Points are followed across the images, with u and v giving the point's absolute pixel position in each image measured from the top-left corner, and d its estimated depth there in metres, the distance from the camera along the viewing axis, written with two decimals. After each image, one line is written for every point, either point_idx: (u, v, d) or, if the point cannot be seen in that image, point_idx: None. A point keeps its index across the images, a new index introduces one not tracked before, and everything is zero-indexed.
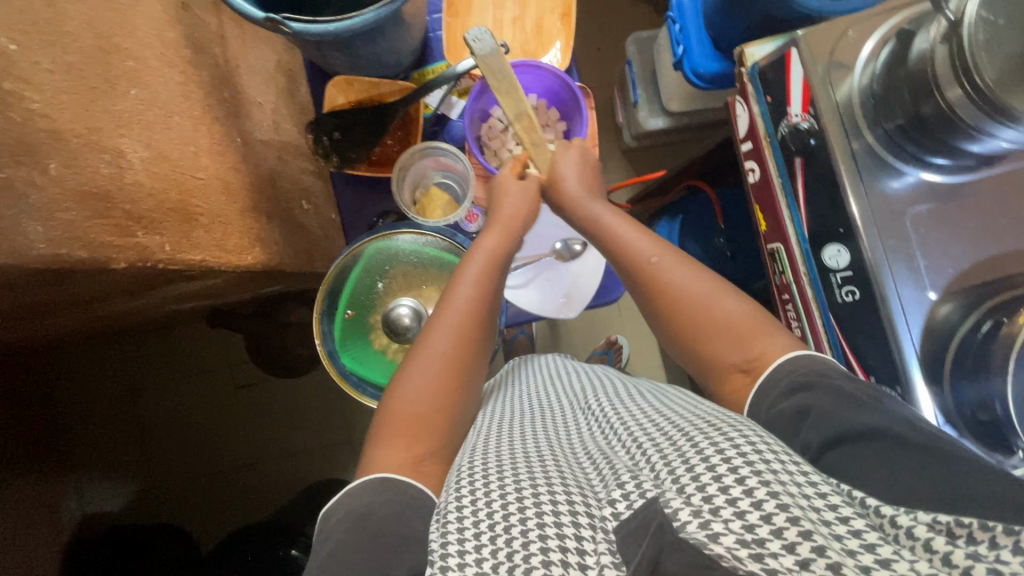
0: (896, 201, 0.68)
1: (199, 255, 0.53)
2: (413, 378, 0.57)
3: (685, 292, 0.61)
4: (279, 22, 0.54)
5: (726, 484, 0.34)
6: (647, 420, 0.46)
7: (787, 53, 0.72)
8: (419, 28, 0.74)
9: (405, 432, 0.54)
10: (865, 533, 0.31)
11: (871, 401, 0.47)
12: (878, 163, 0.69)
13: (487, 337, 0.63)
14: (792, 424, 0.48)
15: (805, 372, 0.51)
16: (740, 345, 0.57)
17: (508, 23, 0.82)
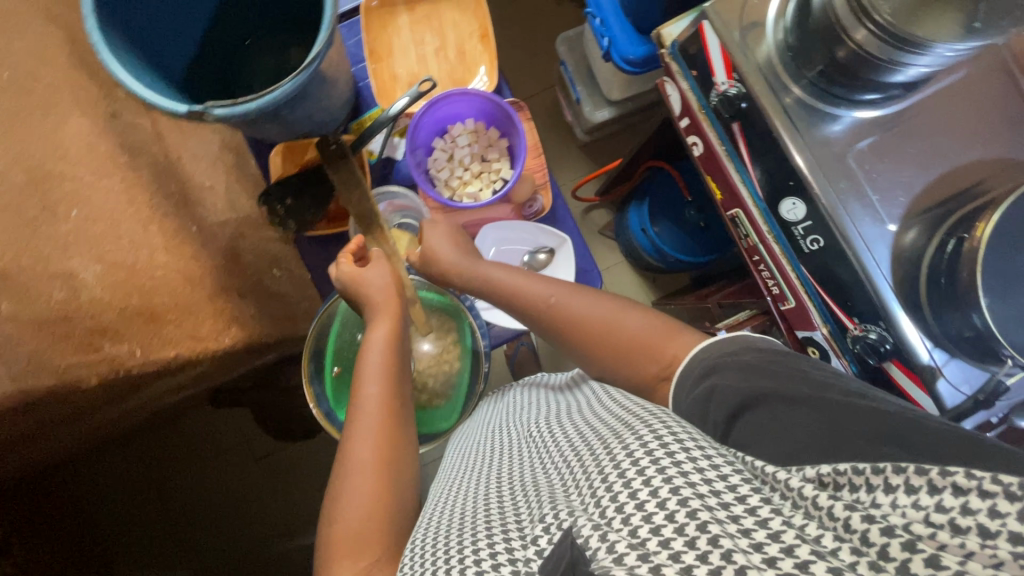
0: (837, 144, 0.69)
1: (172, 351, 0.59)
2: (337, 487, 0.55)
3: (588, 320, 0.64)
4: (204, 111, 0.56)
5: (641, 500, 0.36)
6: (575, 449, 0.47)
7: (699, 28, 0.74)
8: (345, 80, 0.76)
9: (344, 540, 0.50)
10: (771, 521, 0.32)
11: (761, 370, 0.49)
12: (809, 113, 0.70)
13: (408, 419, 0.62)
14: (699, 410, 0.50)
15: (712, 358, 0.53)
16: (651, 354, 0.59)
17: (431, 57, 0.84)
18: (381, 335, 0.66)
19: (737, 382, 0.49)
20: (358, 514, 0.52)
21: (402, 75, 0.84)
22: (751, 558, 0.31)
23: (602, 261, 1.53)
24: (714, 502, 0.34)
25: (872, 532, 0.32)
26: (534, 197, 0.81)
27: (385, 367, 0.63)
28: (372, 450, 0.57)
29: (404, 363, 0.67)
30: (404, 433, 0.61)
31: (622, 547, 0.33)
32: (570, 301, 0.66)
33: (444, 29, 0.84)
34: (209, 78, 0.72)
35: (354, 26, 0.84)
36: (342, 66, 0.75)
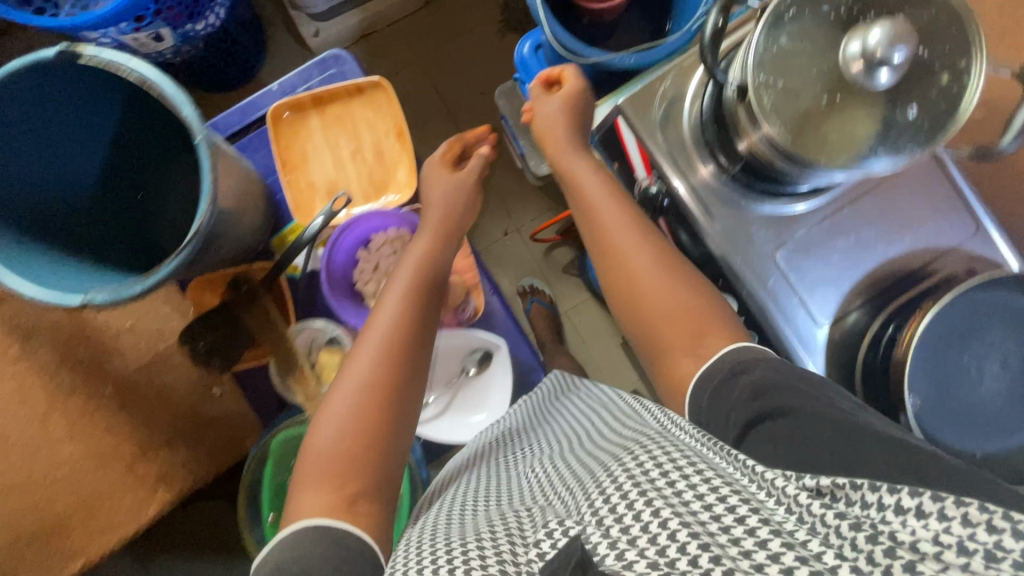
0: (765, 241, 0.65)
1: (88, 555, 0.66)
2: (329, 408, 0.58)
3: (640, 272, 0.65)
4: (86, 301, 0.53)
5: (641, 514, 0.34)
6: (579, 469, 0.45)
7: (615, 122, 0.71)
8: (254, 202, 0.73)
9: (331, 471, 0.54)
10: (772, 542, 0.30)
11: (794, 388, 0.47)
12: (731, 208, 0.66)
13: (429, 328, 0.65)
14: (724, 396, 0.52)
15: (745, 359, 0.53)
16: (681, 325, 0.61)
17: (348, 161, 0.80)
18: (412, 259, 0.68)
19: (766, 377, 0.50)
20: (343, 449, 0.55)
21: (320, 183, 0.80)
22: (740, 564, 0.30)
23: (570, 301, 1.52)
24: (720, 533, 0.32)
25: (878, 553, 0.29)
26: (467, 300, 0.79)
27: (410, 291, 0.66)
28: (373, 374, 0.60)
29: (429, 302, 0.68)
30: (417, 365, 0.63)
31: (630, 559, 0.32)
32: (633, 245, 0.67)
33: (358, 130, 0.80)
34: (113, 237, 0.68)
35: (264, 135, 0.80)
36: (248, 189, 0.72)
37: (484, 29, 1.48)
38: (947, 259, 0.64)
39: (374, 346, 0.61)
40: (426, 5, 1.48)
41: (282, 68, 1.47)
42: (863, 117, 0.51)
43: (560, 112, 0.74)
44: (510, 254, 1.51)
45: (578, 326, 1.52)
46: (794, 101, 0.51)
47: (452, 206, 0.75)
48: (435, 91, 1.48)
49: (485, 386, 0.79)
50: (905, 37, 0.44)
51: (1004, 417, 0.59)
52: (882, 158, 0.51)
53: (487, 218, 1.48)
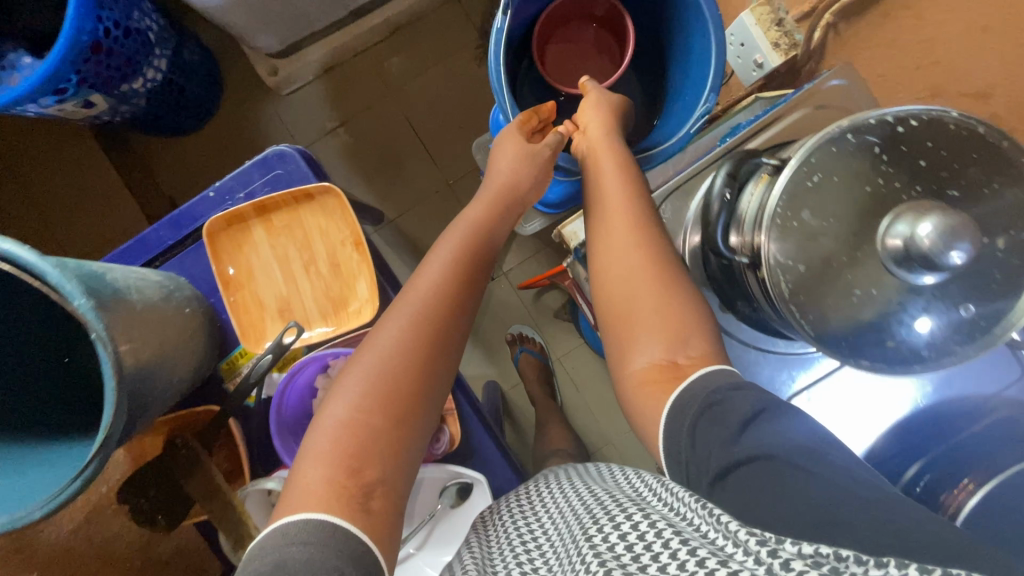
0: (780, 390, 0.58)
1: None
2: (346, 378, 0.52)
3: (634, 258, 0.55)
4: None
5: None
6: (568, 538, 0.46)
7: None
8: (190, 338, 0.64)
9: (342, 449, 0.48)
10: None
11: (801, 448, 0.39)
12: (741, 353, 0.58)
13: (469, 310, 0.59)
14: (707, 433, 0.43)
15: (733, 383, 0.46)
16: (662, 333, 0.51)
17: (301, 274, 0.71)
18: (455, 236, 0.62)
19: (753, 407, 0.43)
20: (354, 428, 0.49)
21: (270, 301, 0.71)
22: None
23: (562, 347, 1.43)
24: None
25: None
26: (441, 429, 0.71)
27: (451, 260, 0.60)
28: (402, 342, 0.54)
29: (473, 283, 0.61)
30: (451, 345, 0.57)
31: None
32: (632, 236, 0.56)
33: (310, 239, 0.71)
34: (42, 405, 0.58)
35: (201, 248, 0.70)
36: (183, 329, 0.63)
37: (459, 57, 1.35)
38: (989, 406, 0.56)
39: (409, 313, 0.56)
40: (394, 32, 1.34)
41: (238, 107, 1.33)
42: (900, 294, 0.41)
43: (602, 122, 0.66)
44: (497, 301, 1.42)
45: (571, 374, 1.43)
46: (820, 289, 0.41)
47: (521, 178, 0.69)
48: (409, 127, 1.36)
49: (460, 523, 0.70)
50: (962, 230, 0.35)
51: None
52: (925, 315, 0.41)
53: None
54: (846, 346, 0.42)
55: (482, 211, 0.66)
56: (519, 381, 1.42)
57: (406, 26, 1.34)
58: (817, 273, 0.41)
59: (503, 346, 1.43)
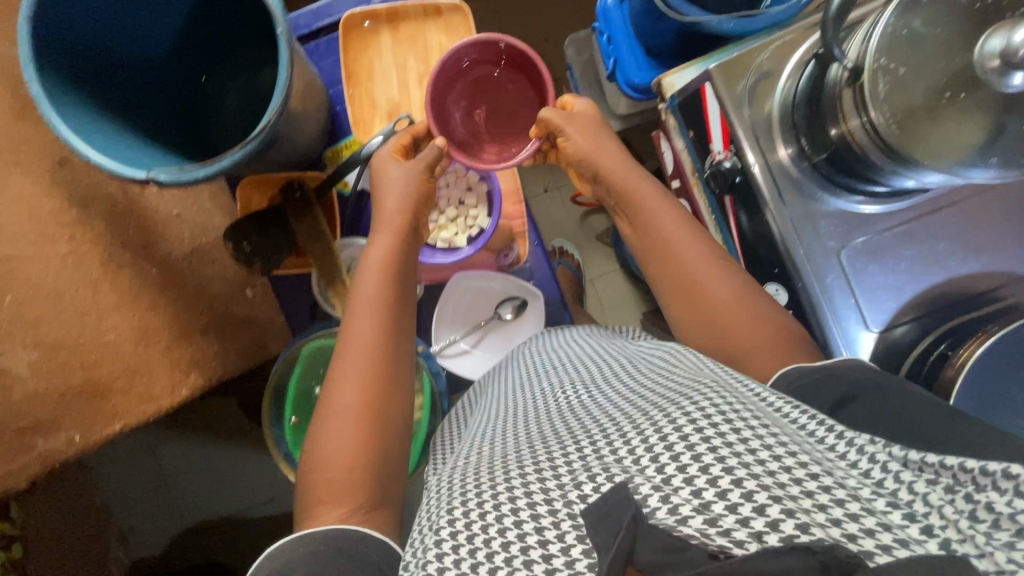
0: (829, 238, 0.64)
1: (119, 424, 0.66)
2: (329, 417, 0.56)
3: (676, 251, 0.63)
4: (149, 177, 0.53)
5: (696, 449, 0.37)
6: (619, 409, 0.47)
7: (701, 87, 0.68)
8: (314, 108, 0.71)
9: (339, 486, 0.53)
10: (835, 490, 0.32)
11: (890, 399, 0.46)
12: (802, 193, 0.64)
13: (404, 333, 0.61)
14: (808, 392, 0.50)
15: (841, 361, 0.52)
16: (688, 290, 0.62)
17: (414, 83, 0.78)
18: (377, 257, 0.63)
19: (852, 377, 0.49)
20: (345, 462, 0.54)
21: (382, 103, 0.78)
22: (828, 531, 0.30)
23: (598, 269, 1.50)
24: (759, 469, 0.34)
25: (929, 494, 0.31)
26: (510, 246, 0.78)
27: (378, 300, 0.60)
28: (363, 384, 0.57)
29: (404, 300, 0.63)
30: (397, 351, 0.60)
31: (685, 510, 0.34)
32: (677, 231, 0.64)
33: (429, 53, 0.78)
34: (174, 112, 0.69)
35: (333, 42, 0.78)
36: (314, 96, 0.70)
37: None
38: (1008, 291, 0.63)
39: (360, 352, 0.58)
40: None
41: None
42: (980, 113, 0.47)
43: (636, 186, 0.67)
44: (547, 212, 1.48)
45: (601, 295, 1.49)
46: (906, 93, 0.48)
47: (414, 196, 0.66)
48: None
49: (517, 333, 0.79)
50: None
51: None
52: (983, 172, 0.48)
53: (529, 170, 1.45)
54: (924, 152, 0.48)
55: (386, 249, 0.64)
56: None
57: None
58: (907, 109, 0.48)
59: None
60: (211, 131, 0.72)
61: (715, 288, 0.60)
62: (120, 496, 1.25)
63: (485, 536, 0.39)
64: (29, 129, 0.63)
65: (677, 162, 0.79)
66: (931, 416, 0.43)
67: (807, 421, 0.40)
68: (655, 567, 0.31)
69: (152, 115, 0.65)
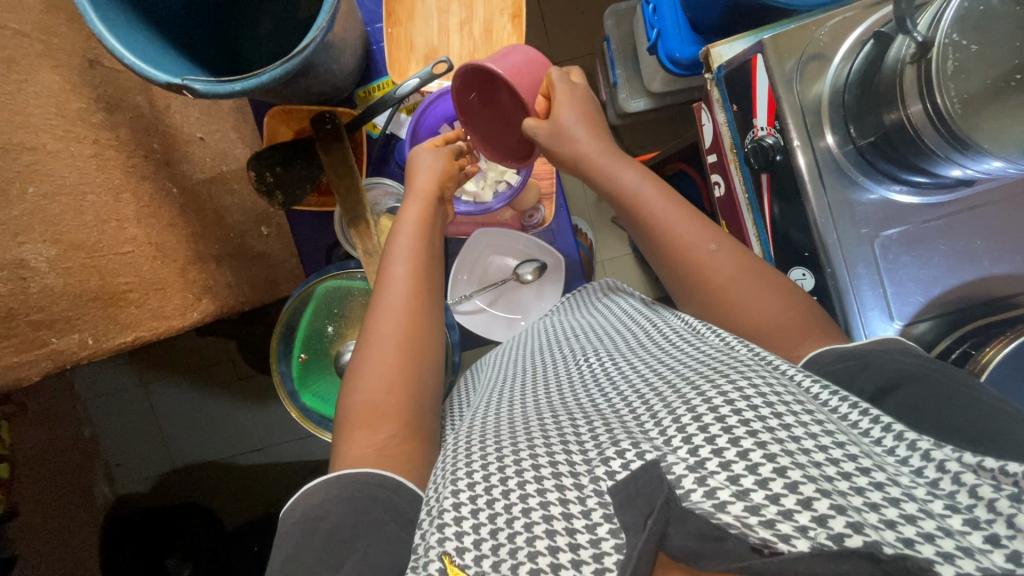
0: (865, 225, 0.63)
1: (131, 335, 0.60)
2: (361, 365, 0.54)
3: (681, 238, 0.62)
4: (184, 85, 0.52)
5: (730, 425, 0.33)
6: (643, 379, 0.44)
7: (751, 59, 0.66)
8: (353, 42, 0.69)
9: (363, 424, 0.50)
10: (890, 487, 0.29)
11: (940, 388, 0.43)
12: (845, 176, 0.63)
13: (437, 293, 0.60)
14: (844, 377, 0.47)
15: (877, 346, 0.49)
16: (700, 279, 0.60)
17: (455, 29, 0.76)
18: (411, 219, 0.62)
19: (896, 364, 0.46)
20: (376, 400, 0.51)
21: (420, 47, 0.76)
22: (883, 535, 0.26)
23: (609, 251, 1.49)
24: (805, 459, 0.30)
25: (1001, 501, 0.27)
26: (536, 207, 0.77)
27: (413, 254, 0.60)
28: (393, 339, 0.55)
29: (434, 253, 0.63)
30: (434, 312, 0.59)
31: (724, 494, 0.30)
32: (673, 216, 0.63)
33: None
34: (209, 27, 0.67)
35: None
36: (353, 28, 0.68)
37: None
38: None
39: (393, 308, 0.57)
40: None
41: None
42: None
43: (632, 180, 0.65)
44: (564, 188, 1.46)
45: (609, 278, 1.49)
46: (975, 74, 0.46)
47: (443, 172, 0.66)
48: None
49: (536, 290, 0.79)
50: None
51: None
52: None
53: None
54: (984, 136, 0.47)
55: (415, 215, 0.63)
56: None
57: None
58: (971, 93, 0.47)
59: None
60: (243, 53, 0.70)
61: (714, 272, 0.59)
62: (109, 428, 1.25)
63: (501, 501, 0.35)
64: (64, 26, 0.60)
65: (716, 135, 0.78)
66: (981, 404, 0.40)
67: (849, 412, 0.37)
68: (689, 555, 0.28)
69: (186, 27, 0.64)
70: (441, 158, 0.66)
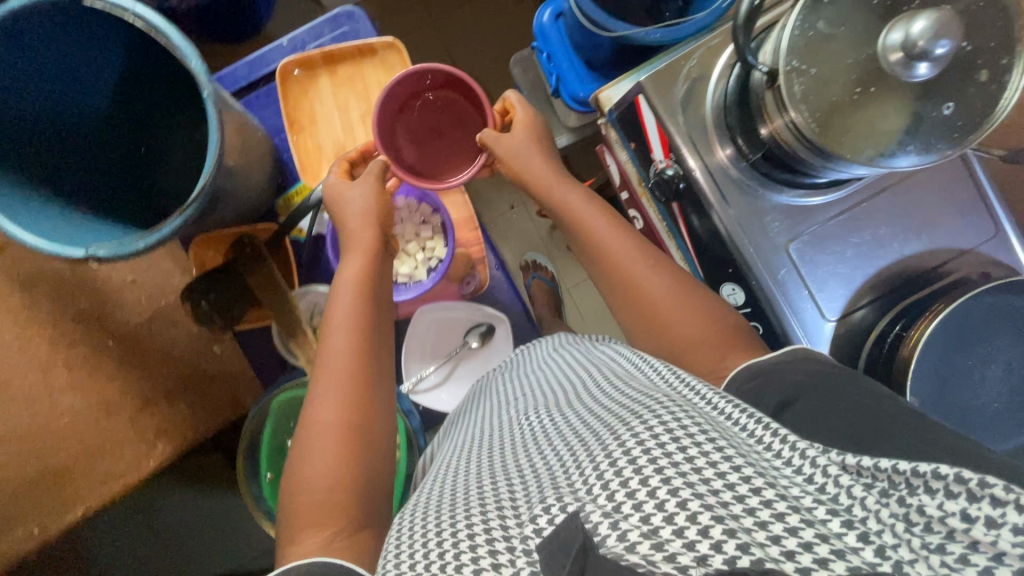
0: (776, 236, 0.65)
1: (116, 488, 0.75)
2: (307, 439, 0.53)
3: (612, 251, 0.64)
4: (89, 255, 0.52)
5: (641, 468, 0.34)
6: (574, 428, 0.44)
7: (635, 99, 0.69)
8: (258, 161, 0.71)
9: (319, 506, 0.49)
10: (777, 501, 0.31)
11: (846, 395, 0.45)
12: (745, 191, 0.65)
13: (383, 344, 0.60)
14: (755, 394, 0.50)
15: (792, 354, 0.51)
16: (636, 316, 0.62)
17: (357, 123, 0.79)
18: (352, 269, 0.62)
19: (797, 376, 0.48)
20: (326, 478, 0.50)
21: (328, 147, 0.78)
22: (769, 552, 0.28)
23: (572, 278, 1.50)
24: (704, 488, 0.32)
25: (868, 499, 0.31)
26: (472, 274, 0.78)
27: (358, 309, 0.60)
28: (341, 403, 0.54)
29: (379, 303, 0.63)
30: (372, 378, 0.57)
31: (633, 537, 0.30)
32: (605, 228, 0.65)
33: (368, 92, 0.78)
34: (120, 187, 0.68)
35: (272, 93, 0.79)
36: (255, 149, 0.70)
37: None
38: (962, 262, 0.64)
39: (336, 374, 0.56)
40: None
41: (288, 20, 1.37)
42: (894, 110, 0.49)
43: None
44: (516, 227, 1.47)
45: (579, 304, 1.50)
46: (820, 95, 0.50)
47: (374, 211, 0.66)
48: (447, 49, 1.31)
49: (487, 359, 0.79)
50: (951, 24, 0.42)
51: (1007, 416, 0.59)
52: (904, 159, 0.50)
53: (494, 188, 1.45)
54: (842, 148, 0.50)
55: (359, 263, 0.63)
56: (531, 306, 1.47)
57: None
58: (825, 108, 0.50)
59: (517, 272, 1.49)
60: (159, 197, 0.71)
61: (650, 287, 0.61)
62: None
63: None
64: None
65: (624, 172, 0.81)
66: (883, 414, 0.43)
67: (753, 427, 0.39)
68: None
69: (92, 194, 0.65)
70: (374, 197, 0.66)
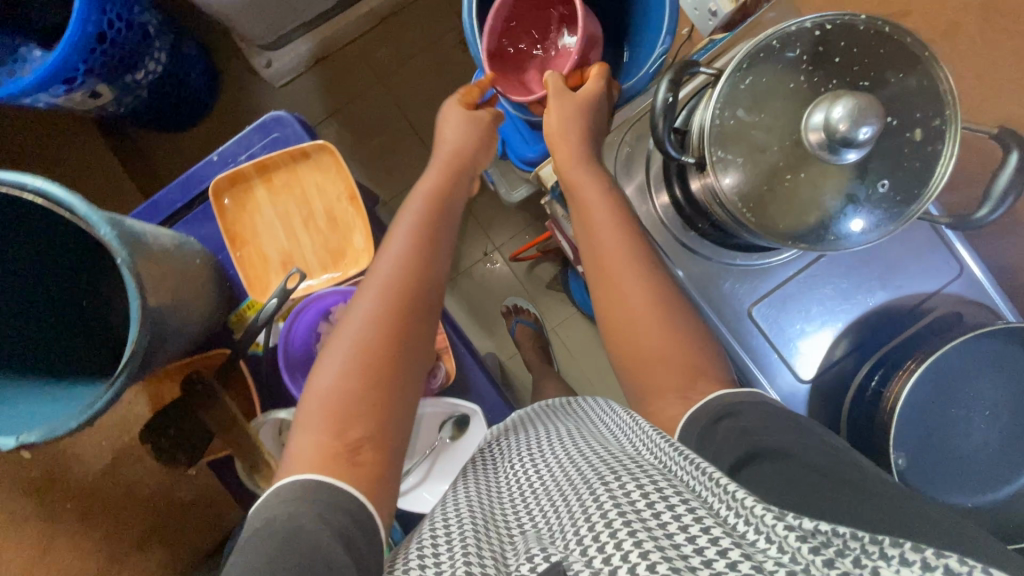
0: (738, 302, 0.63)
1: None
2: (331, 347, 0.53)
3: (607, 228, 0.60)
4: (19, 444, 0.50)
5: (615, 528, 0.32)
6: (555, 485, 0.42)
7: None
8: (200, 288, 0.69)
9: (329, 412, 0.48)
10: (741, 564, 0.28)
11: (810, 450, 0.40)
12: (701, 261, 0.63)
13: (434, 282, 0.59)
14: (712, 446, 0.44)
15: (738, 399, 0.47)
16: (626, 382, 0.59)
17: (301, 228, 0.77)
18: (422, 194, 0.64)
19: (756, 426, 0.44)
20: (338, 389, 0.49)
21: (273, 256, 0.76)
22: None
23: (557, 316, 1.45)
24: (673, 552, 0.29)
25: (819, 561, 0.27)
26: (437, 365, 0.76)
27: (412, 235, 0.60)
28: (368, 326, 0.53)
29: (443, 232, 0.63)
30: (419, 325, 0.56)
31: None
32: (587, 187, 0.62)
33: (308, 196, 0.76)
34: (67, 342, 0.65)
35: (210, 210, 0.77)
36: (195, 279, 0.68)
37: (445, 41, 1.27)
38: (933, 302, 0.62)
39: (377, 288, 0.56)
40: (380, 22, 1.27)
41: None
42: (828, 187, 0.47)
43: None
44: (491, 274, 1.44)
45: (567, 343, 1.44)
46: (747, 179, 0.48)
47: (468, 142, 0.69)
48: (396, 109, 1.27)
49: (461, 453, 0.75)
50: (870, 110, 0.40)
51: (996, 464, 0.57)
52: (855, 217, 0.48)
53: (464, 239, 1.42)
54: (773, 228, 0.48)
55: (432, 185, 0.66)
56: (517, 352, 1.43)
57: (393, 15, 1.27)
58: (750, 188, 0.48)
59: (499, 320, 1.45)
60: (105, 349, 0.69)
61: (629, 298, 0.57)
62: None
63: None
64: None
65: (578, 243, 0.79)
66: (851, 474, 0.39)
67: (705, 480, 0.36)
68: None
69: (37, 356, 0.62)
70: (471, 129, 0.69)
